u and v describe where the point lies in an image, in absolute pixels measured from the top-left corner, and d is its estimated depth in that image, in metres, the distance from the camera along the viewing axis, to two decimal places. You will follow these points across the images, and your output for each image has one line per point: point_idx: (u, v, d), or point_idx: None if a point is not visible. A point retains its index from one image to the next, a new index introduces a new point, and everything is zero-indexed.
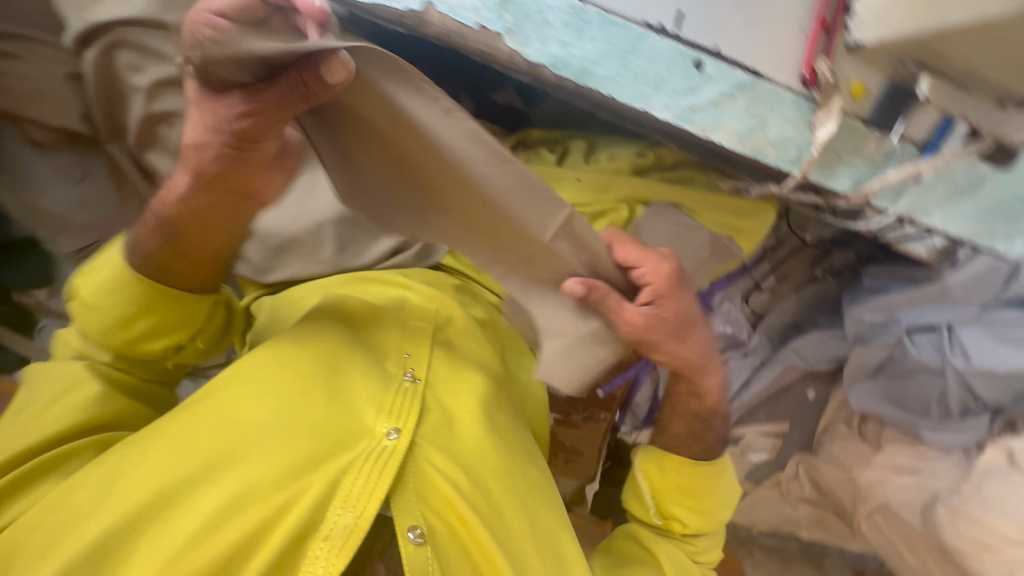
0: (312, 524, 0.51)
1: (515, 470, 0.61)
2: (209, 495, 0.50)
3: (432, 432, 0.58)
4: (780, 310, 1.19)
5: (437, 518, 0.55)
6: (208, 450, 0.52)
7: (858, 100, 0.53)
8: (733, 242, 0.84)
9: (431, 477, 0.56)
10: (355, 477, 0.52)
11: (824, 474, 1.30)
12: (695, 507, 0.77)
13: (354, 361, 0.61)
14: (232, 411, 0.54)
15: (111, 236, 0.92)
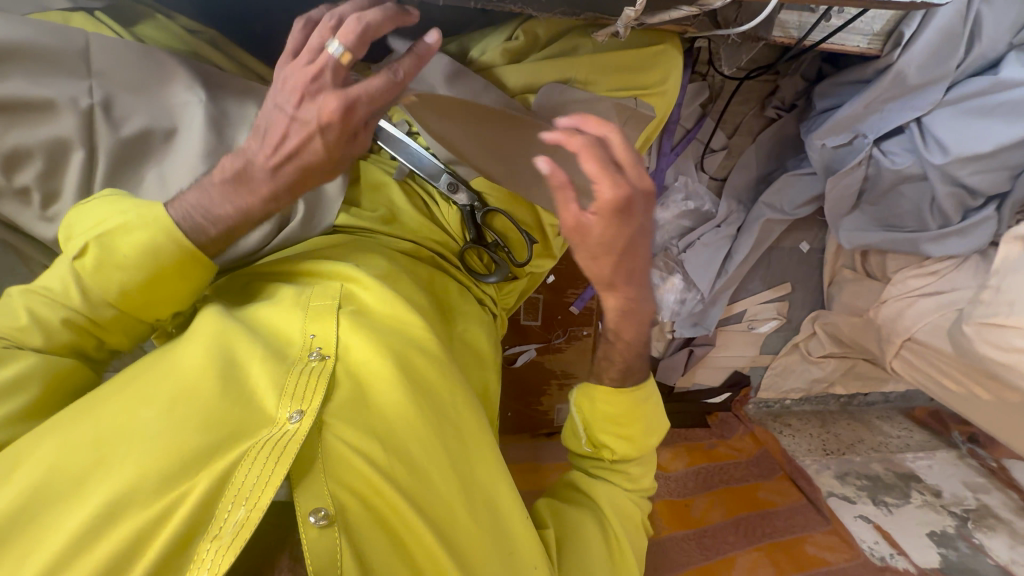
0: (199, 523, 0.47)
1: (438, 427, 0.60)
2: (80, 509, 0.46)
3: (342, 408, 0.57)
4: (743, 168, 1.09)
5: (347, 495, 0.53)
6: (83, 462, 0.48)
7: None
8: (640, 103, 0.74)
9: (343, 453, 0.54)
10: (249, 466, 0.50)
11: (840, 325, 1.26)
12: (627, 434, 0.68)
13: (250, 348, 0.58)
14: (114, 418, 0.51)
15: None
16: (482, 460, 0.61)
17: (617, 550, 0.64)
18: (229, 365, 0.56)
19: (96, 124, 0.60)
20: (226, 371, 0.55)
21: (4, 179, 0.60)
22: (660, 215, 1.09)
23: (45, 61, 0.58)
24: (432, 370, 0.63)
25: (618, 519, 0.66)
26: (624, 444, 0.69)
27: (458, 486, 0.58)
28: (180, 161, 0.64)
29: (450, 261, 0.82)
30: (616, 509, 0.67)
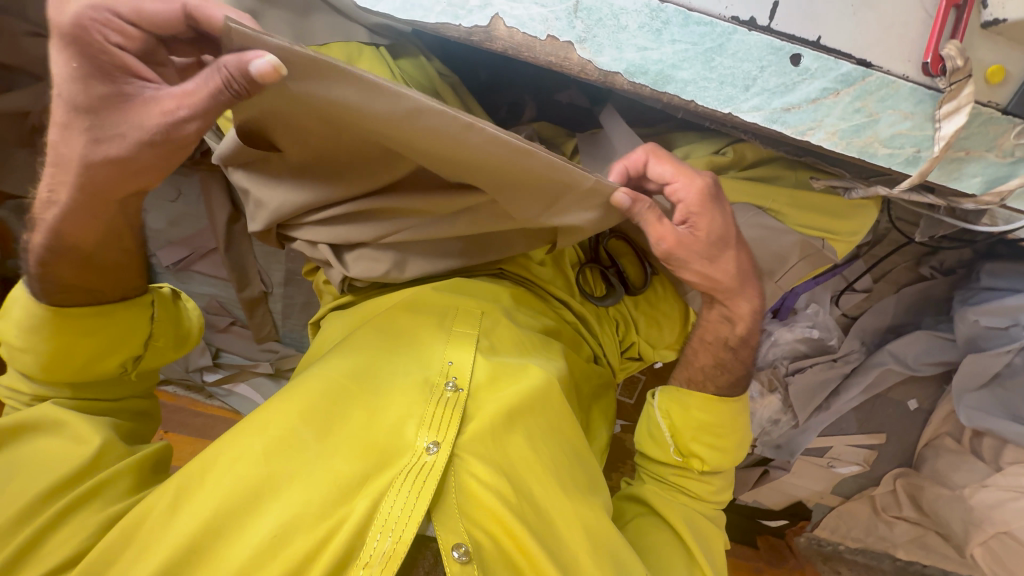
0: (355, 548, 0.47)
1: (566, 468, 0.56)
2: (256, 528, 0.47)
3: (474, 442, 0.53)
4: (876, 313, 1.07)
5: (482, 532, 0.50)
6: (249, 479, 0.49)
7: (994, 85, 0.47)
8: (827, 246, 0.75)
9: (474, 489, 0.51)
10: (394, 497, 0.48)
11: (925, 491, 1.20)
12: (719, 442, 0.67)
13: (399, 376, 0.57)
14: (273, 433, 0.51)
15: (202, 250, 1.00)
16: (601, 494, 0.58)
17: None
18: (379, 393, 0.55)
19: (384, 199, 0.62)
20: (371, 400, 0.54)
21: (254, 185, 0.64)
22: (782, 334, 1.08)
23: None
24: (559, 417, 0.59)
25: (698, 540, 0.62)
26: (709, 450, 0.66)
27: (587, 539, 0.53)
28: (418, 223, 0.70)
29: (590, 332, 0.84)
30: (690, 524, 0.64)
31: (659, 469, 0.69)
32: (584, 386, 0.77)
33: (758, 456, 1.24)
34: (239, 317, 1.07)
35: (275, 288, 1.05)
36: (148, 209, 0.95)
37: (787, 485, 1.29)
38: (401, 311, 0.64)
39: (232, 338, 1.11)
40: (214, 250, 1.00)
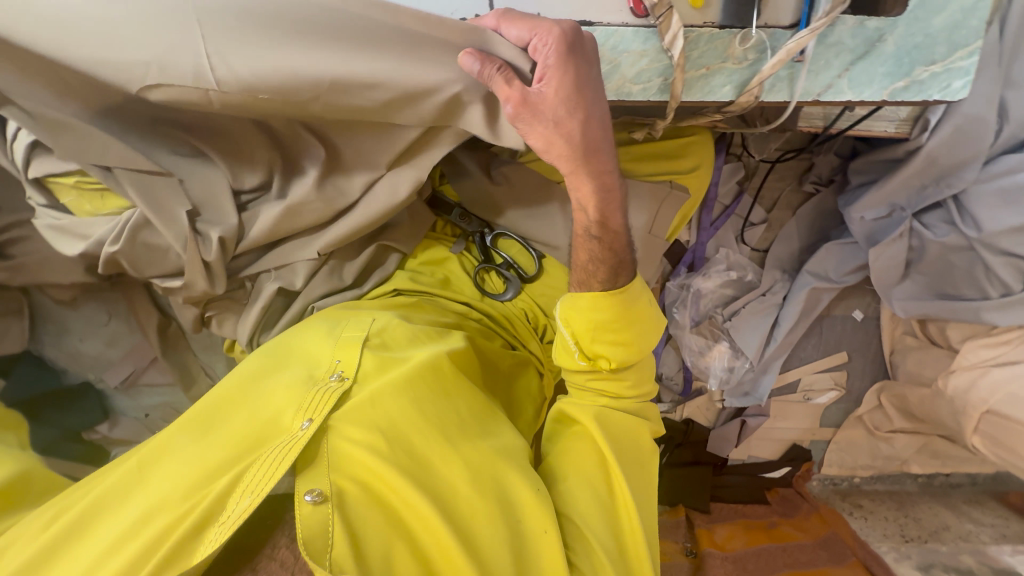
0: (214, 512, 0.50)
1: (452, 418, 0.59)
2: (123, 515, 0.51)
3: (351, 413, 0.57)
4: (784, 239, 1.11)
5: (349, 482, 0.53)
6: (127, 475, 0.54)
7: (701, 8, 0.54)
8: (677, 185, 0.79)
9: (347, 450, 0.54)
10: (256, 469, 0.52)
11: (905, 395, 1.18)
12: (620, 339, 0.62)
13: (282, 376, 0.60)
14: (157, 442, 0.56)
15: (143, 363, 1.05)
16: (494, 435, 0.60)
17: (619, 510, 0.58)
18: (259, 393, 0.59)
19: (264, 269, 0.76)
20: (249, 397, 0.59)
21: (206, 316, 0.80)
22: (702, 284, 1.12)
23: None
24: (451, 385, 0.62)
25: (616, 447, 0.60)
26: (615, 349, 0.62)
27: (466, 472, 0.55)
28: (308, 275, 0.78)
29: (501, 326, 0.88)
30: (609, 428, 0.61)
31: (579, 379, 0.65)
32: (499, 374, 0.82)
33: (732, 408, 1.25)
34: None
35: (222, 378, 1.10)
36: (84, 338, 1.01)
37: (773, 430, 1.28)
38: (292, 329, 0.68)
39: None
40: (156, 358, 1.05)
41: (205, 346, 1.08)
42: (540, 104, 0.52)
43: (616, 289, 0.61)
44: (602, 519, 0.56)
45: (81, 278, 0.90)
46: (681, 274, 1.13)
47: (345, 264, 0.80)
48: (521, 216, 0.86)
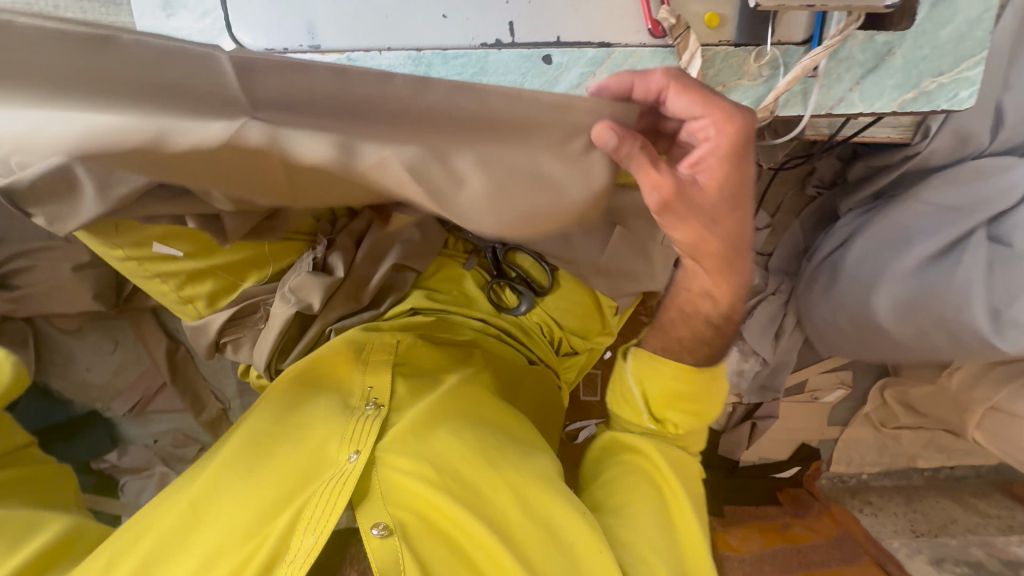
0: (279, 553, 0.49)
1: (493, 442, 0.60)
2: (186, 560, 0.49)
3: (396, 441, 0.57)
4: (788, 242, 1.13)
5: (406, 513, 0.53)
6: (176, 522, 0.52)
7: (716, 28, 0.55)
8: None
9: (398, 479, 0.55)
10: (314, 505, 0.51)
11: (912, 392, 1.20)
12: (697, 409, 0.64)
13: (318, 408, 0.61)
14: (204, 487, 0.55)
15: (153, 389, 1.04)
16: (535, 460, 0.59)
17: (677, 524, 0.60)
18: (301, 426, 0.59)
19: (286, 296, 0.75)
20: (291, 433, 0.59)
21: (223, 339, 0.79)
22: None
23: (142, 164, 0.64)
24: (487, 408, 0.64)
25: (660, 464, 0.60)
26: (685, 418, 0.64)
27: (516, 500, 0.55)
28: (333, 300, 0.78)
29: (519, 341, 0.89)
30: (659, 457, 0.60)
31: None
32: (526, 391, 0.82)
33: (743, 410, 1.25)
34: (206, 441, 1.09)
35: (233, 402, 1.09)
36: (91, 366, 1.00)
37: (784, 431, 1.29)
38: (317, 358, 0.67)
39: None
40: (165, 384, 1.04)
41: (214, 370, 1.07)
42: (694, 195, 0.49)
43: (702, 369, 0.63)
44: (665, 538, 0.57)
45: (91, 306, 0.89)
46: None
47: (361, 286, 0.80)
48: None
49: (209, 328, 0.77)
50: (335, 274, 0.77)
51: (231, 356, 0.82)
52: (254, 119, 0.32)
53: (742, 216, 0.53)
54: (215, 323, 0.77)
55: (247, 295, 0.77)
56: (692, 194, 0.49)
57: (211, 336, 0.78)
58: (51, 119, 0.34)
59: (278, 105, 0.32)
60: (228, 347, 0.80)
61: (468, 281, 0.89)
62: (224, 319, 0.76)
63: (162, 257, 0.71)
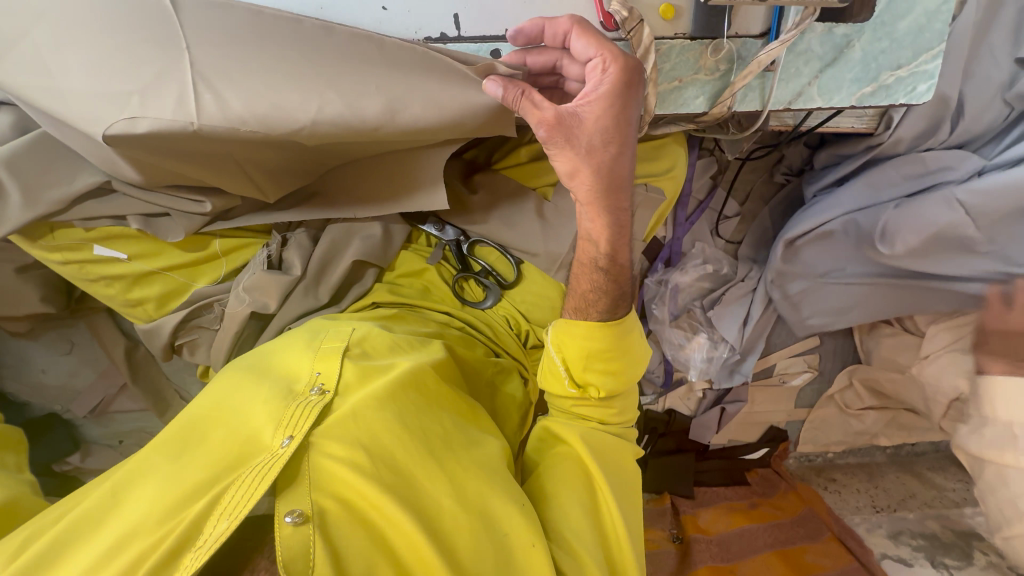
0: (188, 539, 0.44)
1: (442, 434, 0.56)
2: (89, 548, 0.44)
3: (334, 428, 0.53)
4: (756, 230, 1.13)
5: (333, 502, 0.49)
6: (89, 506, 0.47)
7: (671, 19, 0.53)
8: (652, 188, 0.79)
9: (329, 466, 0.51)
10: (236, 488, 0.46)
11: (877, 377, 1.23)
12: (613, 367, 0.59)
13: (259, 392, 0.57)
14: (126, 472, 0.50)
15: (114, 389, 1.01)
16: (481, 451, 0.57)
17: (602, 513, 0.56)
18: (235, 409, 0.55)
19: (240, 296, 0.73)
20: (229, 416, 0.54)
21: (176, 342, 0.77)
22: (679, 279, 1.13)
23: (70, 160, 0.60)
24: (438, 397, 0.61)
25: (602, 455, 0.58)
26: (605, 379, 0.58)
27: (455, 488, 0.52)
28: (291, 298, 0.76)
29: (482, 334, 0.88)
30: (599, 454, 0.59)
31: (567, 407, 0.62)
32: (487, 384, 0.82)
33: (713, 397, 1.26)
34: None
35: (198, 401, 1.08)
36: (46, 367, 0.97)
37: (753, 415, 1.31)
38: (273, 347, 0.65)
39: None
40: (126, 384, 1.01)
41: (176, 369, 1.04)
42: (573, 125, 0.49)
43: (614, 318, 0.58)
44: (591, 529, 0.54)
45: (39, 309, 0.86)
46: (658, 270, 1.13)
47: (321, 282, 0.78)
48: (500, 227, 0.83)
49: (160, 331, 0.75)
50: (292, 272, 0.76)
51: (185, 358, 0.79)
52: (204, 87, 0.47)
53: (626, 148, 0.52)
54: (166, 327, 0.74)
55: (196, 299, 0.74)
56: (573, 122, 0.49)
57: (163, 340, 0.76)
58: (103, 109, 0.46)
59: (220, 82, 0.46)
60: (185, 351, 0.78)
61: (432, 275, 0.88)
62: (175, 323, 0.74)
63: (105, 261, 0.68)
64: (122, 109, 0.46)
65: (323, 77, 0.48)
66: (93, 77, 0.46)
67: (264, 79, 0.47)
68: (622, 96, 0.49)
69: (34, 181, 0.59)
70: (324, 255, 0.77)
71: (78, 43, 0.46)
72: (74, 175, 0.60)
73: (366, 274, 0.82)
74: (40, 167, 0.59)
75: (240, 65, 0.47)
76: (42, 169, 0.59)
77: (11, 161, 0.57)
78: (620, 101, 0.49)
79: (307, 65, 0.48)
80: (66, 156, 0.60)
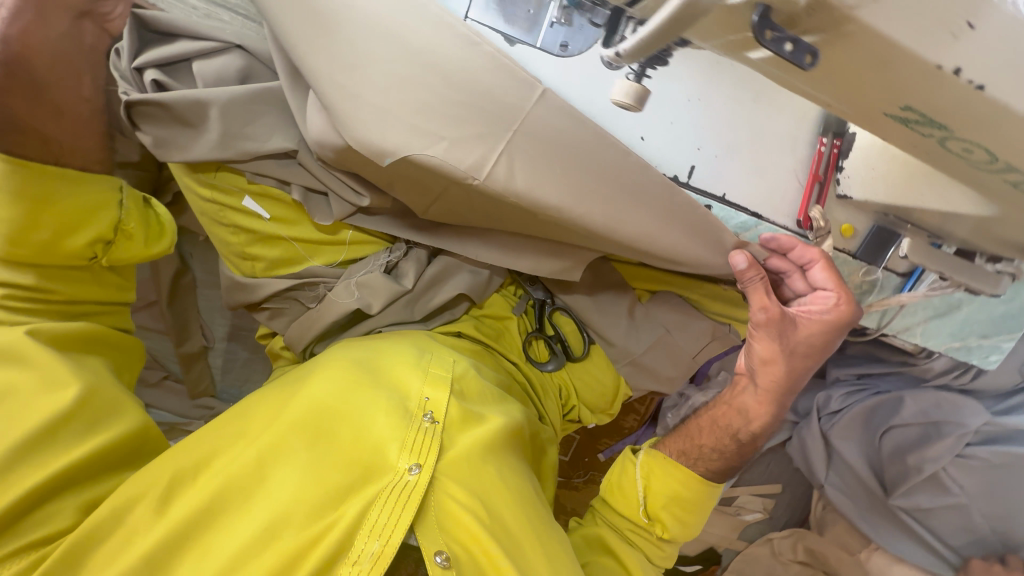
0: (341, 549, 0.51)
1: (534, 504, 0.60)
2: (247, 520, 0.51)
3: (452, 466, 0.57)
4: None
5: (460, 547, 0.55)
6: (244, 471, 0.53)
7: (847, 238, 0.61)
8: (734, 330, 0.88)
9: (451, 509, 0.55)
10: (380, 509, 0.52)
11: None
12: (685, 516, 0.65)
13: (377, 400, 0.58)
14: (267, 449, 0.54)
15: (142, 301, 0.97)
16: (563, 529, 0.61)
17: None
18: (362, 413, 0.58)
19: (349, 289, 0.74)
20: (357, 419, 0.57)
21: (263, 302, 0.76)
22: None
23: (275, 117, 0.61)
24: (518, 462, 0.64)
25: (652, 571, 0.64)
26: (676, 522, 0.65)
27: (545, 562, 0.56)
28: (390, 306, 0.77)
29: (534, 395, 0.91)
30: None
31: (630, 525, 0.67)
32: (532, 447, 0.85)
33: None
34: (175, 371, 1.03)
35: (217, 342, 1.04)
36: None
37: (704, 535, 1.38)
38: (381, 347, 0.65)
39: (162, 393, 1.06)
40: (156, 302, 0.97)
41: (210, 305, 1.01)
42: (781, 327, 0.58)
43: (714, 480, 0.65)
44: None
45: None
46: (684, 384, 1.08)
47: (419, 301, 0.79)
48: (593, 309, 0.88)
49: (256, 289, 0.74)
50: (403, 283, 0.76)
51: (262, 317, 0.79)
52: (503, 158, 0.51)
53: (808, 359, 0.61)
54: (266, 289, 0.74)
55: (305, 273, 0.74)
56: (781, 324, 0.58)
57: (252, 297, 0.75)
58: (411, 139, 0.50)
59: (518, 160, 0.51)
60: (265, 311, 0.78)
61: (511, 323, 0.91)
62: (277, 289, 0.74)
63: (247, 213, 0.68)
64: (428, 146, 0.50)
65: (588, 186, 0.53)
66: (399, 106, 0.49)
67: (547, 170, 0.51)
68: (828, 323, 0.59)
69: (237, 123, 0.59)
70: (434, 277, 0.78)
71: (405, 75, 0.49)
72: (270, 135, 0.60)
73: (460, 304, 0.85)
74: (246, 114, 0.59)
75: (538, 158, 0.51)
76: (247, 119, 0.59)
77: (226, 104, 0.58)
78: (824, 327, 0.59)
79: (588, 177, 0.53)
80: (268, 113, 0.60)
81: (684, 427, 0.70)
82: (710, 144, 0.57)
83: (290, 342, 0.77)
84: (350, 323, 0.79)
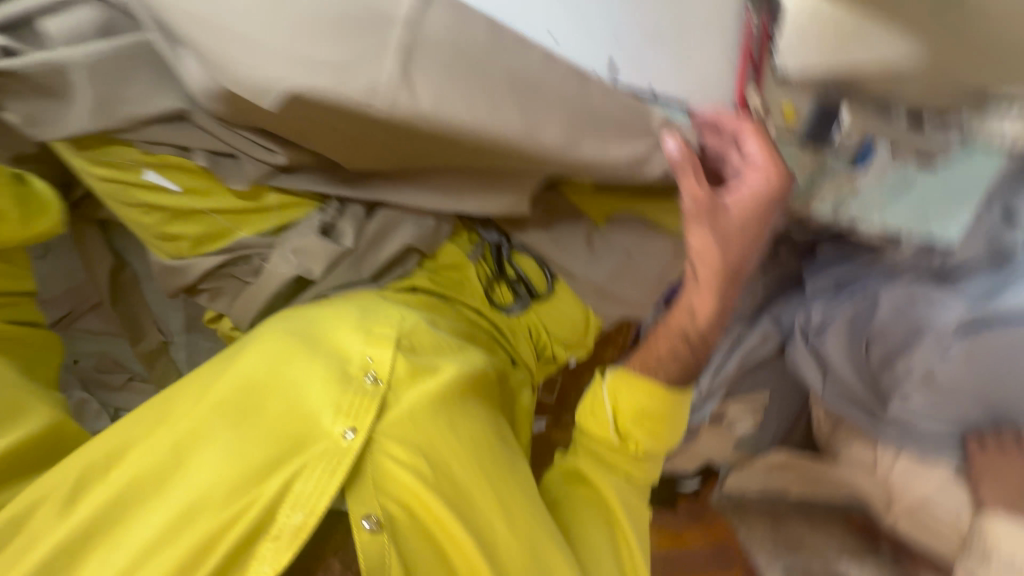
0: (265, 522, 0.50)
1: (488, 452, 0.59)
2: (162, 507, 0.49)
3: (393, 426, 0.56)
4: None
5: (396, 506, 0.54)
6: (161, 457, 0.50)
7: (790, 123, 0.56)
8: None
9: (389, 468, 0.54)
10: (307, 478, 0.51)
11: None
12: (657, 430, 0.64)
13: (313, 368, 0.56)
14: (187, 431, 0.52)
15: (87, 304, 0.92)
16: (518, 471, 0.61)
17: (624, 552, 0.62)
18: (294, 383, 0.56)
19: (284, 257, 0.69)
20: (288, 389, 0.55)
21: (201, 285, 0.73)
22: None
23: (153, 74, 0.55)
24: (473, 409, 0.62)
25: (624, 499, 0.65)
26: (648, 438, 0.64)
27: (496, 501, 0.57)
28: (334, 270, 0.73)
29: (504, 339, 0.90)
30: (630, 513, 0.65)
31: (602, 451, 0.66)
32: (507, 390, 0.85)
33: None
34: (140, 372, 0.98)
35: (177, 336, 1.01)
36: None
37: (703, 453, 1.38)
38: (319, 310, 0.62)
39: None
40: (102, 303, 0.93)
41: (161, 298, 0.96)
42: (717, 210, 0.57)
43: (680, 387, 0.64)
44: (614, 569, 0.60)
45: None
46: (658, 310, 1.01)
47: (366, 259, 0.75)
48: (549, 242, 0.85)
49: (187, 271, 0.70)
50: (342, 244, 0.71)
51: (204, 301, 0.75)
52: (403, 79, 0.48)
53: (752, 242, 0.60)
54: (199, 270, 0.70)
55: (235, 248, 0.70)
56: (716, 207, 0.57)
57: (189, 281, 0.72)
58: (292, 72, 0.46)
59: (423, 81, 0.48)
60: (205, 294, 0.75)
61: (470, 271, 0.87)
62: (210, 268, 0.70)
63: (154, 188, 0.64)
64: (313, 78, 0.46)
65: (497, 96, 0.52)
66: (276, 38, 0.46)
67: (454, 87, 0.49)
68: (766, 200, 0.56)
69: (107, 86, 0.53)
70: (376, 232, 0.73)
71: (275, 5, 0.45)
72: (152, 94, 0.55)
73: (410, 258, 0.82)
74: (117, 75, 0.53)
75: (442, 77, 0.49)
76: (120, 79, 0.54)
77: (91, 67, 0.52)
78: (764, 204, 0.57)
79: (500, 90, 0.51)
80: (143, 70, 0.54)
81: (646, 344, 0.67)
82: (626, 35, 0.55)
83: (240, 322, 0.75)
84: (298, 293, 0.76)
